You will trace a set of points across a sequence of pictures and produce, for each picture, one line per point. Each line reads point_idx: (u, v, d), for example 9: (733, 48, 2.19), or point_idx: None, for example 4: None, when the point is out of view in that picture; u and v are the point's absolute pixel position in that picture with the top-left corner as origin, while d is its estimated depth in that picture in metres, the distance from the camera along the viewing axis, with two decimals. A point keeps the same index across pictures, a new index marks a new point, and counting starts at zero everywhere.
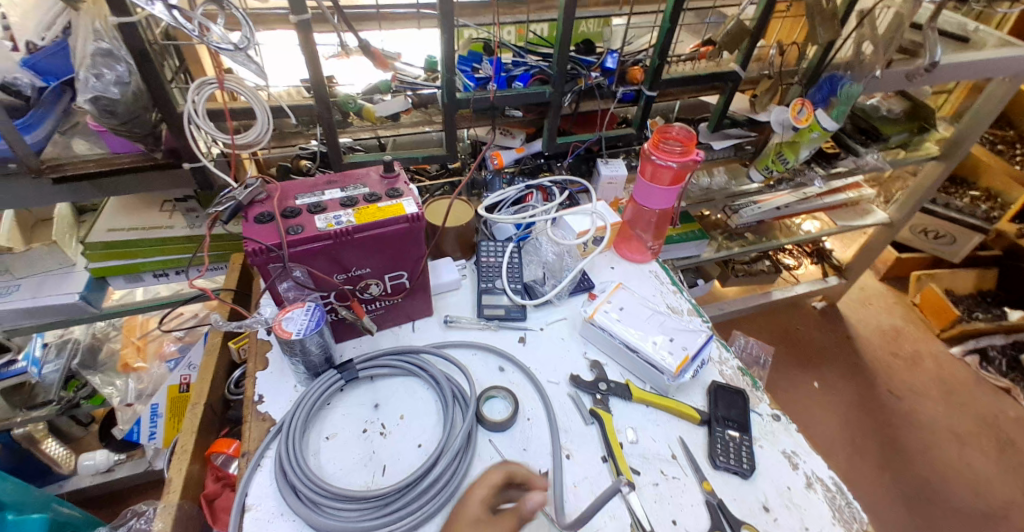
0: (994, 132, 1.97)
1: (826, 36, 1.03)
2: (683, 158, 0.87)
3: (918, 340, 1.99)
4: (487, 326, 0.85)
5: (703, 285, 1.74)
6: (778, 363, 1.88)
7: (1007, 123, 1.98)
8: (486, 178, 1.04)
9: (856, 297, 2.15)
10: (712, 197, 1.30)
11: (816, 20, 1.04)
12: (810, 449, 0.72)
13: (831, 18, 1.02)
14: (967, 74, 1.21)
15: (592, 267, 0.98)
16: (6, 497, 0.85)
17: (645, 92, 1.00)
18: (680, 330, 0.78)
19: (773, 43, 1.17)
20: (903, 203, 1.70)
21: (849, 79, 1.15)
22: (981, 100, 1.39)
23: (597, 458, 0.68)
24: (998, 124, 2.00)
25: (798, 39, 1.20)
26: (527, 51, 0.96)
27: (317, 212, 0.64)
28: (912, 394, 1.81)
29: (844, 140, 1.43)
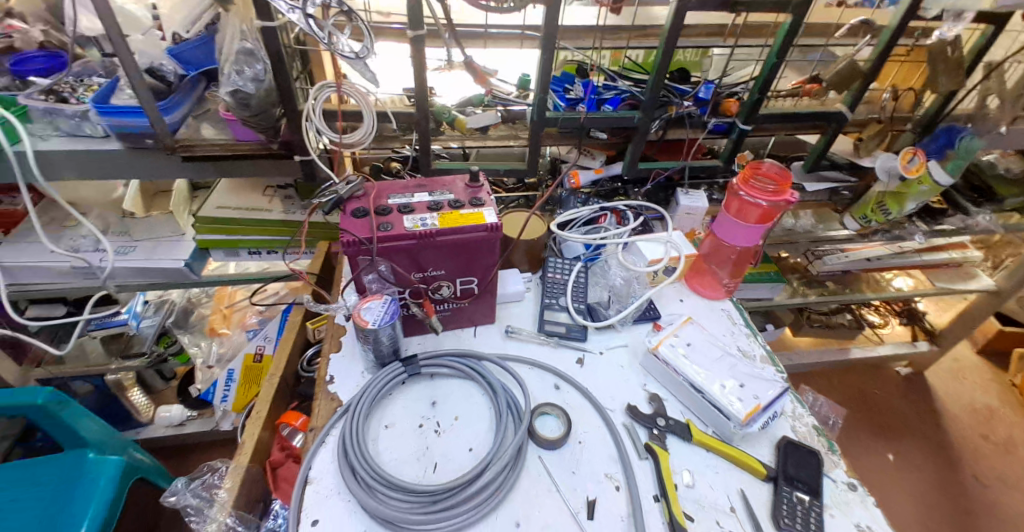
0: None
1: (949, 86, 0.97)
2: (773, 198, 0.83)
3: (1015, 425, 1.76)
4: (548, 341, 0.85)
5: (773, 329, 1.64)
6: (849, 428, 1.73)
7: None
8: (562, 195, 1.07)
9: (947, 368, 1.95)
10: (793, 239, 1.23)
11: (937, 68, 0.96)
12: (888, 528, 0.66)
13: (956, 67, 0.96)
14: None
15: (660, 297, 0.96)
16: (91, 436, 0.95)
17: (739, 125, 0.98)
18: (752, 377, 0.75)
19: (887, 87, 1.10)
20: (1014, 271, 1.53)
21: (970, 132, 1.06)
22: None
23: (649, 496, 0.66)
24: None
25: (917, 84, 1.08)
26: (619, 77, 0.97)
27: (405, 213, 0.68)
28: (1003, 484, 1.61)
29: (954, 197, 1.33)
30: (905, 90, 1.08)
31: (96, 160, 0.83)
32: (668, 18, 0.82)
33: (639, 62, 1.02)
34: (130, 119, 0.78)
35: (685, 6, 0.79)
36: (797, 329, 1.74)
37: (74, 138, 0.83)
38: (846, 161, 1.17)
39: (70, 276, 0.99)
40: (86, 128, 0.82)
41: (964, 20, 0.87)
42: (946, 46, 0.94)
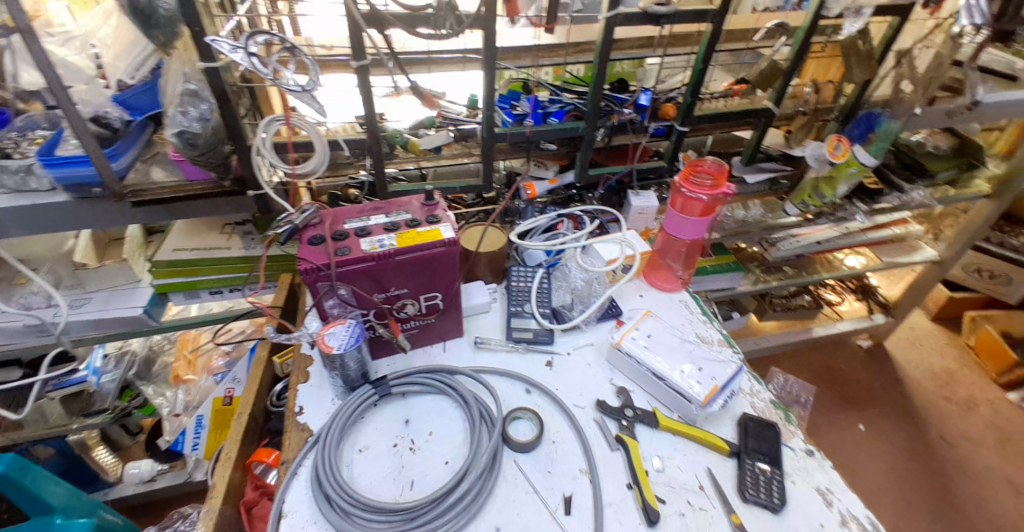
0: None
1: (863, 76, 1.06)
2: (713, 192, 0.88)
3: (972, 383, 1.89)
4: (516, 348, 0.87)
5: (739, 317, 1.70)
6: (819, 404, 1.80)
7: None
8: (518, 206, 1.09)
9: (904, 337, 2.06)
10: (747, 228, 1.26)
11: (852, 61, 1.07)
12: (846, 487, 0.70)
13: (867, 59, 1.05)
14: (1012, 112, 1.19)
15: (621, 294, 1.01)
16: (58, 502, 0.92)
17: (677, 127, 1.05)
18: (709, 361, 0.79)
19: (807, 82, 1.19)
20: (953, 241, 1.65)
21: (887, 116, 1.15)
22: None
23: (622, 484, 0.69)
24: None
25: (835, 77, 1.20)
26: (562, 90, 1.02)
27: (363, 235, 0.70)
28: (967, 441, 1.71)
29: (888, 175, 1.43)
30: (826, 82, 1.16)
31: (45, 214, 0.81)
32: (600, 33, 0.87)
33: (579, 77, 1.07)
34: (76, 169, 0.77)
35: (613, 21, 0.84)
36: (762, 314, 1.81)
37: (20, 194, 0.81)
38: (780, 152, 1.26)
39: (22, 335, 0.96)
40: (31, 182, 0.81)
41: (864, 15, 0.94)
42: (857, 41, 1.05)
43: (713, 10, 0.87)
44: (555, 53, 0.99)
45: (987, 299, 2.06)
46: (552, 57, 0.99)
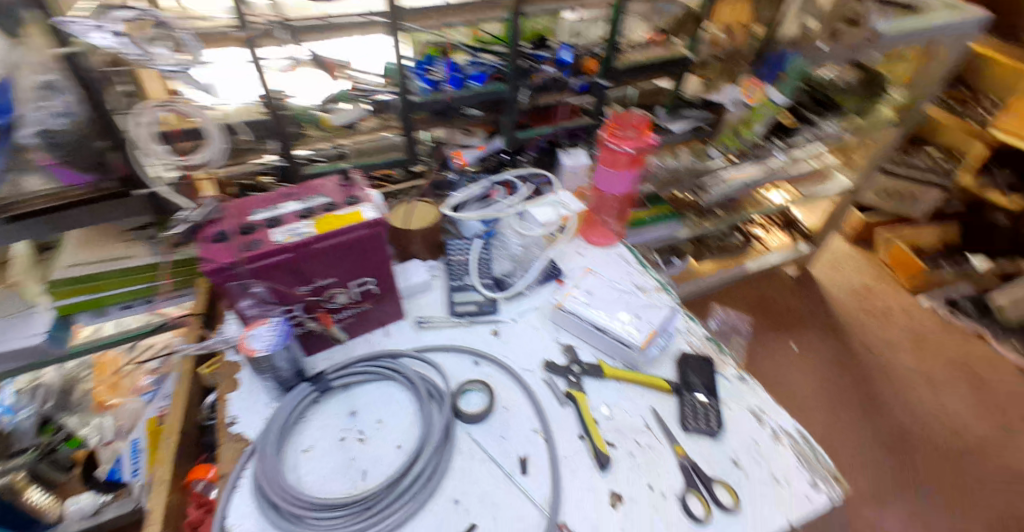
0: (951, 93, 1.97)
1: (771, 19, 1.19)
2: (639, 143, 0.88)
3: (888, 295, 2.09)
4: (461, 323, 0.86)
5: (680, 262, 1.81)
6: (757, 333, 1.93)
7: (962, 82, 1.99)
8: (450, 178, 1.01)
9: (826, 261, 2.23)
10: (678, 176, 1.22)
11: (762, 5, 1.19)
12: (776, 405, 0.76)
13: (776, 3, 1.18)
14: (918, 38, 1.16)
15: (560, 255, 1.01)
16: None
17: (600, 82, 1.05)
18: (645, 308, 0.84)
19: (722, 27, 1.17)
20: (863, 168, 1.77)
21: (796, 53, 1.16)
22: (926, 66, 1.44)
23: (575, 436, 0.71)
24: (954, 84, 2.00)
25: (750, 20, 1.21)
26: (480, 51, 0.98)
27: (275, 226, 0.65)
28: (886, 347, 1.91)
29: (801, 112, 1.55)
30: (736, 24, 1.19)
31: None
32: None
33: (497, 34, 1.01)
34: None
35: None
36: (699, 257, 1.91)
37: None
38: (699, 99, 1.27)
39: None
40: None
41: None
42: None
43: None
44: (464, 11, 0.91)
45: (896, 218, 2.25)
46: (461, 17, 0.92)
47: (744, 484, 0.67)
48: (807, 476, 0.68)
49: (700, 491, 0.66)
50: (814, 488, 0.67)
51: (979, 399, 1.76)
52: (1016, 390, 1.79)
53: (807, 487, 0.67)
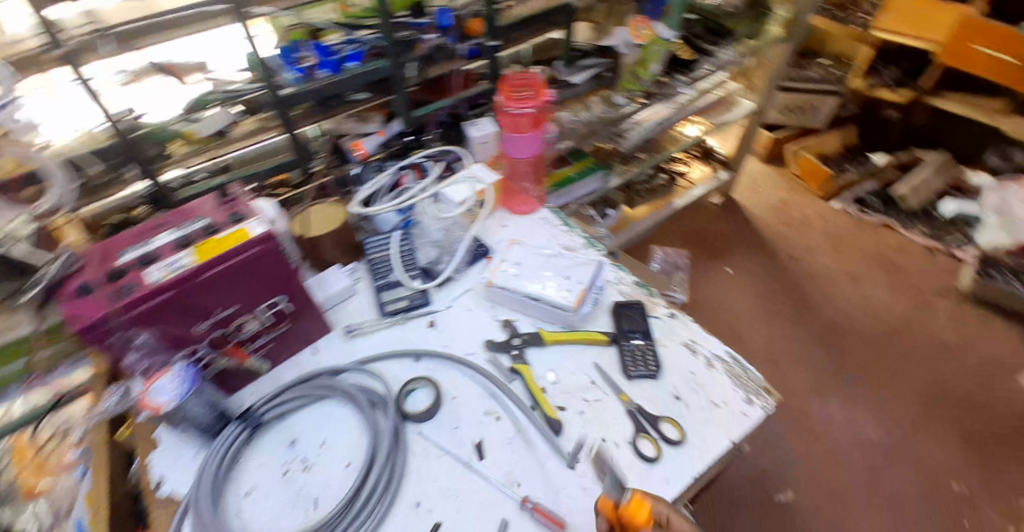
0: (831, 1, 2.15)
1: None
2: (537, 102, 0.87)
3: (804, 205, 2.23)
4: (393, 322, 0.81)
5: (615, 213, 1.81)
6: (694, 264, 2.01)
7: None
8: (354, 172, 0.94)
9: (745, 183, 2.33)
10: (595, 128, 1.22)
11: None
12: (705, 335, 0.80)
13: None
14: None
15: (485, 230, 0.98)
16: None
17: (488, 43, 1.01)
18: (572, 268, 0.85)
19: None
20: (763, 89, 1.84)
21: None
22: None
23: (526, 409, 0.71)
24: None
25: None
26: (356, 28, 0.88)
27: (149, 264, 0.58)
28: (808, 252, 2.05)
29: (698, 43, 1.58)
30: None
31: None
32: None
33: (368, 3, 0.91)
34: None
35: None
36: (632, 203, 1.93)
37: None
38: (593, 46, 1.26)
39: None
40: None
41: None
42: None
43: None
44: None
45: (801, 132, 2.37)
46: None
47: (687, 415, 0.71)
48: (741, 394, 0.73)
49: (649, 432, 0.68)
50: (749, 403, 0.72)
51: (894, 283, 1.93)
52: (923, 268, 1.96)
53: (743, 405, 0.71)
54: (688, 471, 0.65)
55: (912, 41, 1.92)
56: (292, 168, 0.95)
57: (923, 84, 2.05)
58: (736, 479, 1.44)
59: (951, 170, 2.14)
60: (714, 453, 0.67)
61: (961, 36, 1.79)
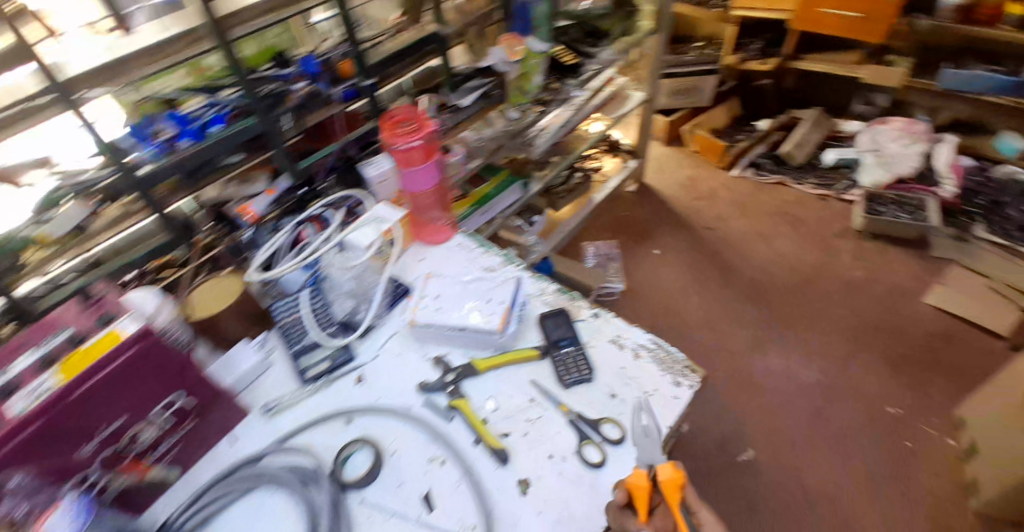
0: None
1: None
2: (424, 135, 0.88)
3: (708, 178, 2.37)
4: (316, 388, 0.77)
5: (541, 218, 1.87)
6: (625, 251, 2.09)
7: None
8: (246, 237, 0.91)
9: (653, 167, 2.45)
10: (501, 142, 1.28)
11: None
12: (628, 326, 0.83)
13: None
14: None
15: (401, 268, 0.95)
16: None
17: (363, 83, 1.01)
18: (493, 289, 0.84)
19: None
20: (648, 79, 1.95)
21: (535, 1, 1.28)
22: None
23: (471, 445, 0.70)
24: None
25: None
26: (215, 91, 0.87)
27: (9, 395, 0.53)
28: (721, 221, 2.18)
29: (579, 47, 1.64)
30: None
31: None
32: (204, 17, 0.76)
33: (223, 63, 0.90)
34: None
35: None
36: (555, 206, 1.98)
37: None
38: (474, 68, 1.27)
39: None
40: None
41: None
42: None
43: None
44: (159, 54, 0.78)
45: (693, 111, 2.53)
46: (159, 63, 0.78)
47: (625, 411, 0.72)
48: (669, 378, 0.75)
49: (592, 437, 0.69)
50: (677, 386, 0.74)
51: (800, 234, 2.08)
52: (821, 216, 2.13)
53: (673, 388, 0.74)
54: (635, 467, 0.66)
55: (763, 13, 2.13)
56: (171, 249, 0.92)
57: (783, 50, 2.25)
58: (699, 451, 1.48)
59: (824, 123, 2.35)
60: None
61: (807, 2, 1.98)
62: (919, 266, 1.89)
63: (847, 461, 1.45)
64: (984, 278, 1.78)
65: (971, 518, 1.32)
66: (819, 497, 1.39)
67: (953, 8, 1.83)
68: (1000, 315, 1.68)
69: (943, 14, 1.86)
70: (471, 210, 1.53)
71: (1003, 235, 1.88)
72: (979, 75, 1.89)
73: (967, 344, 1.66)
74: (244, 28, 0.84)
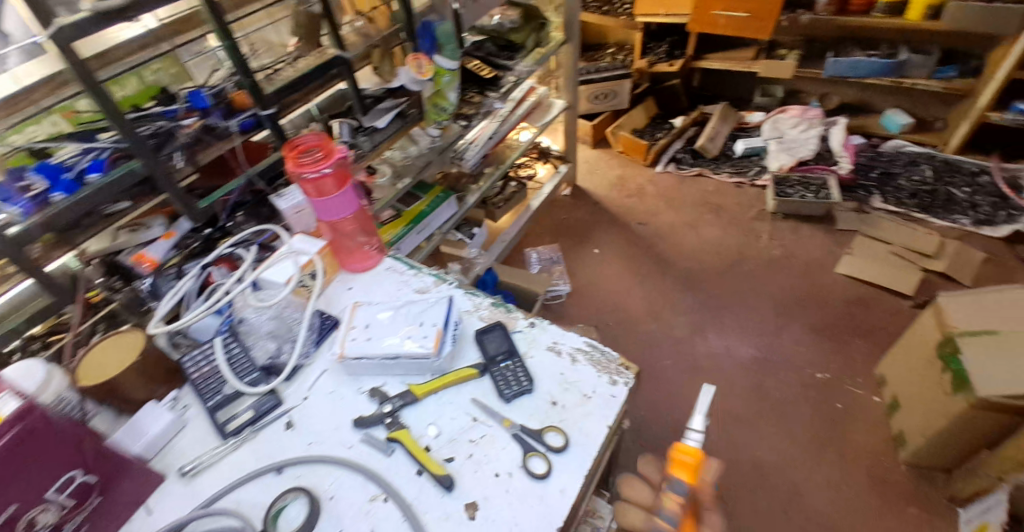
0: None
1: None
2: (332, 161, 0.85)
3: (636, 175, 2.46)
4: (241, 441, 0.73)
5: (481, 229, 1.85)
6: (567, 253, 2.14)
7: None
8: (146, 286, 0.88)
9: (584, 170, 2.53)
10: (429, 159, 1.37)
11: None
12: (562, 331, 0.83)
13: None
14: None
15: (327, 300, 0.92)
16: None
17: (261, 114, 0.96)
18: (424, 312, 0.81)
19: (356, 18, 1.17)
20: (567, 87, 2.01)
21: (438, 19, 1.29)
22: None
23: (414, 475, 0.68)
24: None
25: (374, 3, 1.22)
26: (94, 135, 0.84)
27: None
28: (652, 215, 2.27)
29: (494, 60, 1.64)
30: (370, 11, 1.20)
31: None
32: (64, 62, 0.70)
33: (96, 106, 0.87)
34: None
35: (62, 38, 0.68)
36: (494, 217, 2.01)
37: None
38: (384, 90, 1.27)
39: None
40: None
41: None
42: None
43: None
44: (20, 103, 0.75)
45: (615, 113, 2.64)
46: (20, 113, 0.75)
47: (566, 417, 0.72)
48: (605, 379, 0.76)
49: (537, 448, 0.69)
50: (613, 385, 0.75)
51: (723, 221, 2.20)
52: (740, 201, 2.26)
53: (609, 388, 0.75)
54: (578, 474, 0.67)
55: (666, 18, 2.25)
56: (57, 311, 0.87)
57: (687, 52, 2.40)
58: (651, 440, 1.54)
59: (732, 115, 2.50)
60: (597, 445, 0.69)
61: (701, 5, 2.12)
62: (830, 239, 2.04)
63: (787, 430, 1.53)
64: (887, 245, 1.94)
65: (902, 468, 1.42)
66: (768, 468, 1.46)
67: (827, 2, 2.00)
68: (904, 276, 1.84)
69: (820, 8, 2.03)
70: (407, 229, 1.47)
71: (896, 203, 2.07)
72: (858, 61, 2.08)
73: (879, 306, 1.80)
74: (113, 69, 0.81)
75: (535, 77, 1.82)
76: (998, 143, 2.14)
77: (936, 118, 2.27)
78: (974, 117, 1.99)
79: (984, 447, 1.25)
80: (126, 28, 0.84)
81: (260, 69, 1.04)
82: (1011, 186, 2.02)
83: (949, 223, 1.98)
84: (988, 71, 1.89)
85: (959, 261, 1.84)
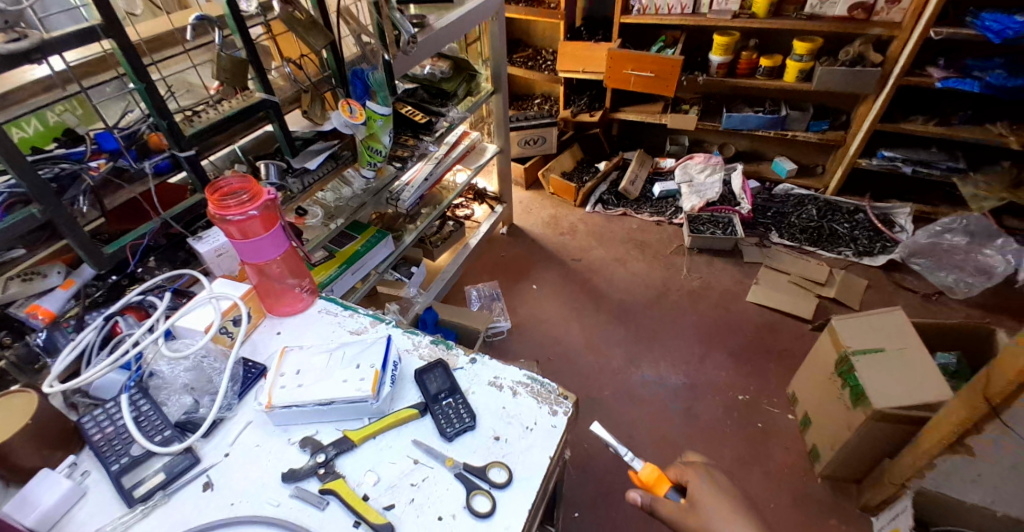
0: (523, 54, 2.69)
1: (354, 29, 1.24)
2: (259, 203, 0.82)
3: (567, 215, 2.58)
4: (150, 507, 0.66)
5: (419, 268, 1.87)
6: (505, 290, 2.17)
7: (526, 44, 2.76)
8: (40, 339, 0.80)
9: (519, 211, 2.61)
10: (363, 200, 1.40)
11: (301, 31, 1.08)
12: (503, 366, 0.83)
13: (355, 24, 1.25)
14: (448, 35, 1.51)
15: (253, 347, 0.87)
16: None
17: (178, 154, 0.91)
18: (361, 353, 0.79)
19: (285, 62, 1.19)
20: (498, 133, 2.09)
21: (370, 69, 1.32)
22: (490, 39, 1.79)
23: (350, 527, 0.65)
24: (522, 47, 2.75)
25: (300, 51, 1.24)
26: None
27: None
28: (584, 252, 2.37)
29: (427, 106, 1.67)
30: (300, 57, 1.22)
31: None
32: None
33: None
34: None
35: None
36: (430, 255, 2.02)
37: None
38: (314, 132, 1.27)
39: None
40: None
41: None
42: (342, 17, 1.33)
43: (99, 26, 0.75)
44: None
45: (544, 157, 2.78)
46: None
47: (509, 451, 0.72)
48: (546, 409, 0.77)
49: (480, 486, 0.68)
50: (554, 416, 0.76)
51: (647, 256, 2.34)
52: (661, 238, 2.43)
53: (551, 419, 0.76)
54: (522, 511, 0.66)
55: (585, 75, 2.44)
56: None
57: (605, 105, 2.59)
58: (593, 469, 1.56)
59: (648, 161, 2.71)
60: (540, 477, 0.69)
61: (614, 64, 2.32)
62: (740, 271, 2.23)
63: (716, 453, 1.60)
64: (787, 274, 2.15)
65: (819, 482, 1.53)
66: None
67: (718, 65, 2.27)
68: (806, 304, 2.03)
69: (713, 70, 2.30)
70: (340, 270, 1.43)
71: (790, 239, 2.31)
72: (747, 116, 2.35)
73: (788, 331, 1.97)
74: (12, 111, 0.79)
75: (467, 122, 1.88)
76: (868, 185, 2.48)
77: (816, 163, 2.60)
78: (846, 163, 2.30)
79: (884, 457, 1.38)
80: (30, 71, 0.84)
81: (182, 112, 0.99)
82: (882, 222, 2.32)
83: (836, 255, 2.24)
84: (855, 125, 2.22)
85: (846, 289, 2.07)
